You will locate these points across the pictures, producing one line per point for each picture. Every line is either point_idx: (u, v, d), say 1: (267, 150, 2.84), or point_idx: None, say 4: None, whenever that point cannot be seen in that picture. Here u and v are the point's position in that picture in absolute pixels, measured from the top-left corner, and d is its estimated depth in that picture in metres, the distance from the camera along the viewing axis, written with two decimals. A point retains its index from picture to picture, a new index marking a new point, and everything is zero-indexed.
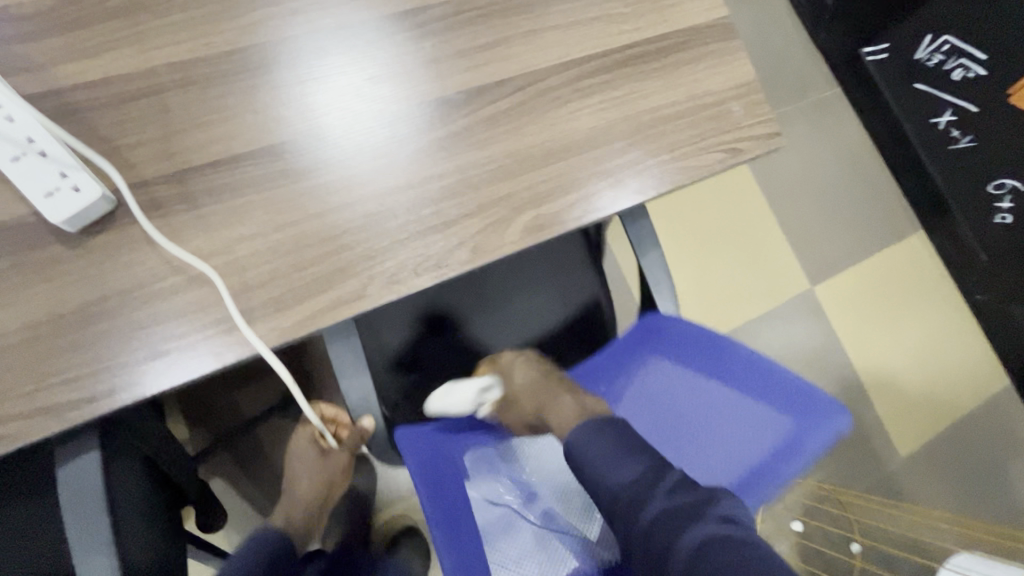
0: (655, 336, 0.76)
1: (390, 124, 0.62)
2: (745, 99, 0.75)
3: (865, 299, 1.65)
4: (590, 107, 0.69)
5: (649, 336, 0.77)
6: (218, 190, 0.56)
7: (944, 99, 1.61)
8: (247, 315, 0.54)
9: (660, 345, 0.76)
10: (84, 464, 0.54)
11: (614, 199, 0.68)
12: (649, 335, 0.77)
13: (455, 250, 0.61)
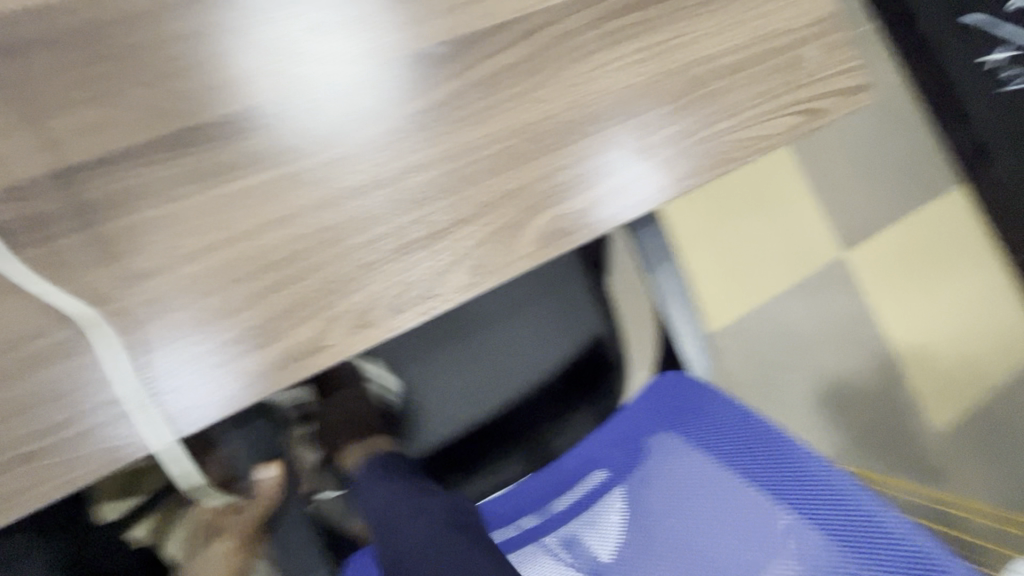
0: (691, 412, 0.57)
1: (347, 95, 0.44)
2: (821, 39, 0.57)
3: (901, 264, 1.49)
4: (624, 57, 0.51)
5: (682, 407, 0.58)
6: (100, 204, 0.39)
7: (1002, 32, 1.35)
8: (153, 385, 0.38)
9: (695, 423, 0.56)
10: None
11: (662, 183, 0.50)
12: (682, 406, 0.59)
13: (448, 270, 0.43)
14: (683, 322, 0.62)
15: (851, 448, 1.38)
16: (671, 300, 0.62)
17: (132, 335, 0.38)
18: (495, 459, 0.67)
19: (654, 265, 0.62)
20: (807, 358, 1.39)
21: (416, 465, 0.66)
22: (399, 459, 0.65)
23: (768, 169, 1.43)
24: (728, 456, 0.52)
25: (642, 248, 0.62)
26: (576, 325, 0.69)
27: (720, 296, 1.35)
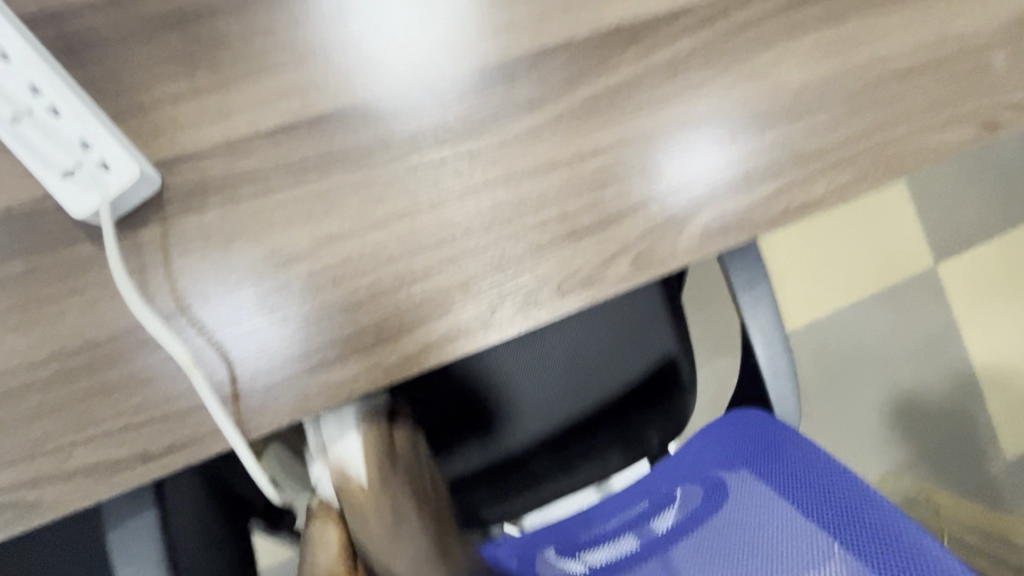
0: (774, 455, 0.51)
1: (530, 73, 0.44)
2: (1011, 49, 0.53)
3: (995, 283, 1.41)
4: (802, 52, 0.48)
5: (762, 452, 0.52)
6: (300, 164, 0.40)
7: None
8: (336, 346, 0.40)
9: (762, 448, 0.52)
10: (133, 530, 0.41)
11: (830, 188, 0.48)
12: (754, 442, 0.53)
13: (612, 258, 0.44)
14: (779, 369, 0.57)
15: (915, 464, 1.34)
16: (765, 349, 0.57)
17: (233, 331, 0.39)
18: (562, 469, 0.65)
19: (754, 315, 0.57)
20: (881, 368, 1.35)
21: (480, 471, 0.64)
22: (460, 467, 0.64)
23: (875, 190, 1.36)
24: (804, 498, 0.47)
25: (739, 300, 0.58)
26: (646, 343, 0.66)
27: (798, 300, 1.32)
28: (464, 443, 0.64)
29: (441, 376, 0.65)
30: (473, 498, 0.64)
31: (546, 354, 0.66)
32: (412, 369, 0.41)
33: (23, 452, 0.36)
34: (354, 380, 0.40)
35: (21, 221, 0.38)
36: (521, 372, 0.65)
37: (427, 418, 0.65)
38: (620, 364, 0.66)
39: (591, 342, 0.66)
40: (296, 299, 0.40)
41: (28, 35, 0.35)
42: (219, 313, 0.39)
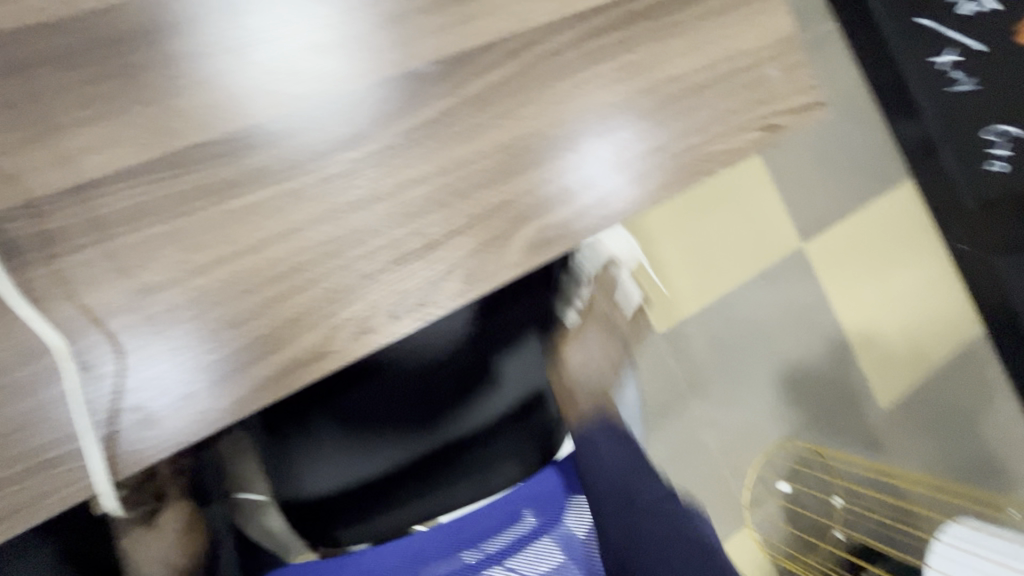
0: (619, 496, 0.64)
1: (346, 112, 0.46)
2: (784, 62, 0.61)
3: (854, 254, 1.59)
4: (603, 77, 0.54)
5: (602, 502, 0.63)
6: (110, 218, 0.40)
7: (950, 37, 1.46)
8: (165, 394, 0.40)
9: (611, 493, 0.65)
10: None
11: (640, 195, 0.54)
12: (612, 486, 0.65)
13: (443, 278, 0.47)
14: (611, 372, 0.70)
15: (805, 426, 1.48)
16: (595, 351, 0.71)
17: (145, 371, 0.40)
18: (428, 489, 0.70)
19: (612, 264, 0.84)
20: (768, 343, 1.48)
21: (343, 489, 0.69)
22: (364, 474, 0.69)
23: (744, 179, 1.50)
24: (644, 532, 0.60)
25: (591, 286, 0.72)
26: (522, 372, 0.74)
27: (688, 287, 1.42)
28: (331, 460, 0.69)
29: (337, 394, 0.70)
30: (333, 514, 0.69)
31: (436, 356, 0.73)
32: (255, 406, 0.42)
33: None
34: (190, 426, 0.41)
35: None
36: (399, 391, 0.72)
37: (299, 436, 0.69)
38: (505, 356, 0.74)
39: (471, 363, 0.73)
40: (106, 353, 0.40)
41: None
42: (21, 384, 0.38)
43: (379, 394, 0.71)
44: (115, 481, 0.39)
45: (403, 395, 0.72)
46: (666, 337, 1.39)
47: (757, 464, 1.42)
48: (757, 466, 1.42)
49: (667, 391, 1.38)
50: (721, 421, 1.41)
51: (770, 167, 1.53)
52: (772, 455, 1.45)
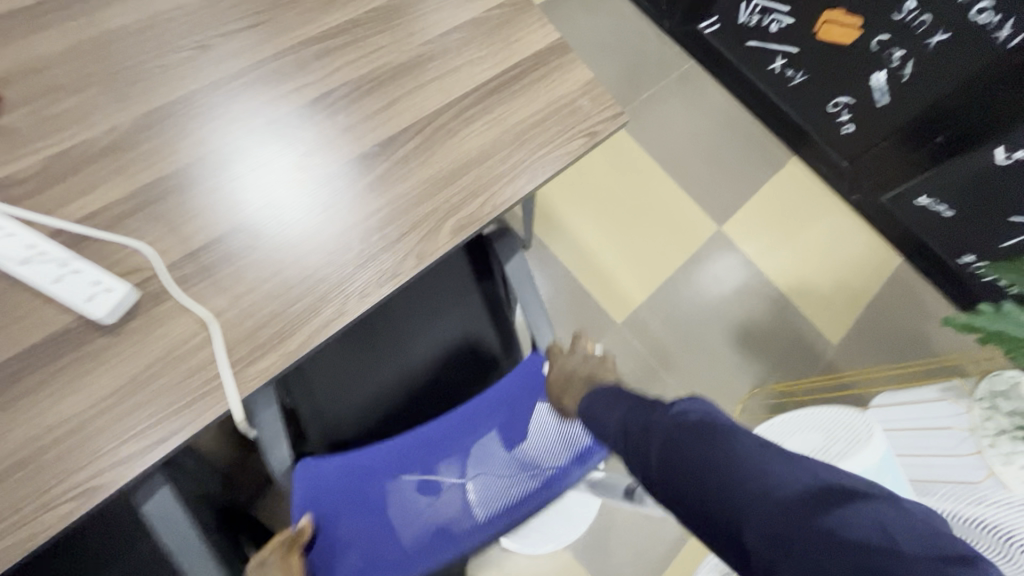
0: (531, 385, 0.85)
1: (329, 181, 0.80)
2: (590, 94, 0.97)
3: (766, 224, 1.91)
4: (475, 129, 0.89)
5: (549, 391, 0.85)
6: (214, 262, 0.73)
7: (772, 48, 1.88)
8: (259, 349, 0.70)
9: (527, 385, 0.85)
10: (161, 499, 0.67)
11: (516, 190, 0.87)
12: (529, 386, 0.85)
13: (405, 259, 0.79)
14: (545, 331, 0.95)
15: (768, 373, 1.72)
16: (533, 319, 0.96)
17: (243, 339, 0.70)
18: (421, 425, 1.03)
19: None
20: (716, 311, 1.75)
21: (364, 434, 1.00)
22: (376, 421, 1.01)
23: (656, 188, 1.86)
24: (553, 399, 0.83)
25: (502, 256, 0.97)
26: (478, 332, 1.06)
27: (633, 283, 1.72)
28: (352, 416, 1.00)
29: (353, 363, 1.02)
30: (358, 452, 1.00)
31: (414, 332, 1.05)
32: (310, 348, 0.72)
33: (90, 460, 0.62)
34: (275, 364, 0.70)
35: (56, 337, 0.66)
36: (395, 358, 1.04)
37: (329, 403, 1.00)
38: (464, 324, 1.06)
39: (443, 330, 1.05)
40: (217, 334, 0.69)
41: (50, 233, 0.67)
42: (179, 356, 0.68)
43: (380, 361, 1.03)
44: (240, 399, 0.68)
45: (397, 359, 1.04)
46: (627, 326, 1.67)
47: (737, 413, 1.64)
48: (737, 415, 1.64)
49: (640, 368, 1.63)
50: (694, 384, 1.65)
51: (672, 175, 1.90)
52: (748, 402, 1.66)
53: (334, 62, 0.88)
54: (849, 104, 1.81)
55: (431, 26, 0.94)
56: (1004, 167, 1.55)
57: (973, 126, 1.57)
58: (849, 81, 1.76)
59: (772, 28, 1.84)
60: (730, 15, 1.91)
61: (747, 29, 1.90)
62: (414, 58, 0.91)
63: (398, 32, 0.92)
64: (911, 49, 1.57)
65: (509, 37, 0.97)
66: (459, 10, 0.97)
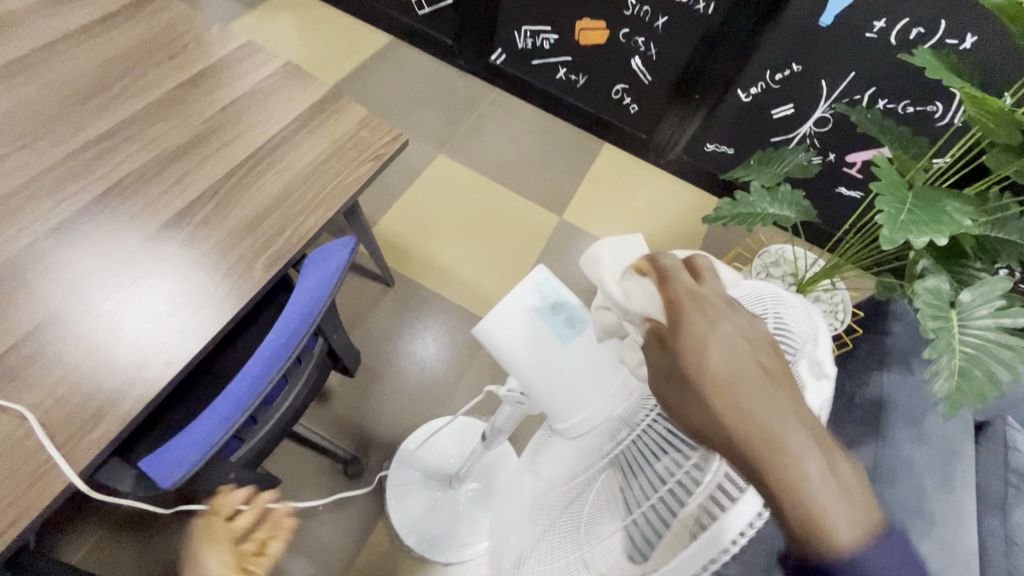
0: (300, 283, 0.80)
1: (131, 259, 0.86)
2: (369, 126, 1.11)
3: (599, 203, 2.17)
4: (267, 180, 0.99)
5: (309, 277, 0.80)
6: (25, 361, 0.75)
7: (551, 62, 2.20)
8: (86, 423, 0.73)
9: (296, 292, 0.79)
10: None
11: (318, 218, 0.98)
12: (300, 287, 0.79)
13: (224, 303, 0.86)
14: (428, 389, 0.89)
15: None
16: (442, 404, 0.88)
17: (67, 420, 0.72)
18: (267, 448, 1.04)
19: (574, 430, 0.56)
20: (579, 287, 1.93)
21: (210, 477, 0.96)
22: None
23: (495, 201, 2.06)
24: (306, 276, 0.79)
25: None
26: None
27: (499, 286, 1.87)
28: None
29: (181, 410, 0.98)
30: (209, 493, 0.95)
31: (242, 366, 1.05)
32: (141, 407, 0.75)
33: None
34: (105, 431, 0.72)
35: None
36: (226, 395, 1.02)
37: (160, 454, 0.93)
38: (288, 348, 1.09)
39: None
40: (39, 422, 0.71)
41: None
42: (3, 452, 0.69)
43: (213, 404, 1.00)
44: (76, 473, 0.69)
45: None
46: None
47: None
48: None
49: None
50: None
51: (506, 186, 2.11)
52: None
53: (116, 157, 0.95)
54: (626, 89, 2.14)
55: (208, 108, 1.05)
56: (749, 104, 1.94)
57: (716, 78, 1.92)
58: (617, 71, 2.09)
59: (545, 47, 2.16)
60: (511, 46, 2.22)
61: (526, 53, 2.21)
62: (197, 135, 1.01)
63: (176, 119, 1.02)
64: (647, 34, 1.92)
65: (284, 99, 1.10)
66: (235, 89, 1.09)
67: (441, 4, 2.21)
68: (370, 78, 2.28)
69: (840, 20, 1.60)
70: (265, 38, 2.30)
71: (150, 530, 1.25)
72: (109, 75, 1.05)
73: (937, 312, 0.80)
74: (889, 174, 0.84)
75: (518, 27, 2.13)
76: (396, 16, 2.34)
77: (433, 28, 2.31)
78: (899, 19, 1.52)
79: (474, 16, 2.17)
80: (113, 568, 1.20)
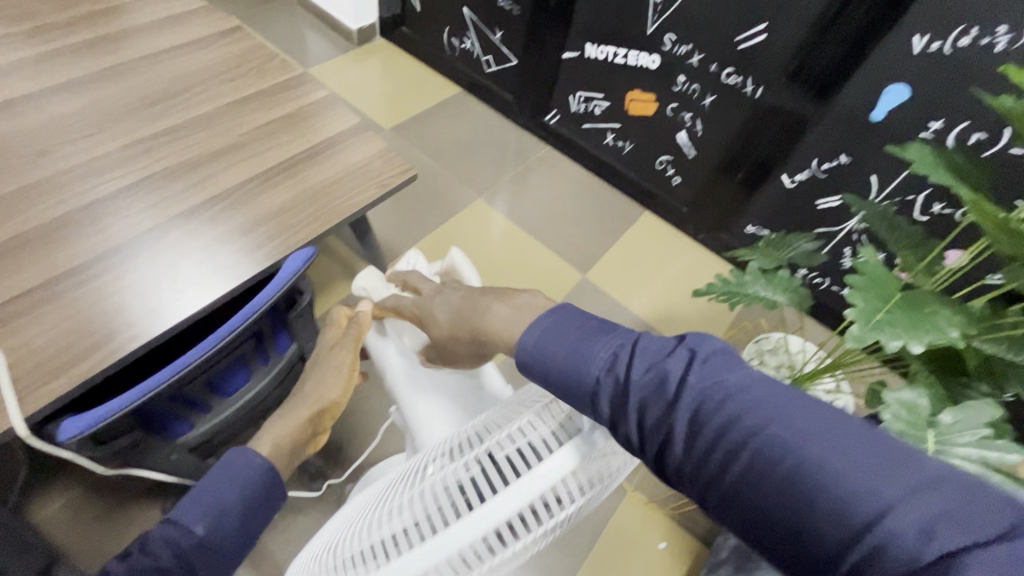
0: None
1: (137, 239, 0.96)
2: (384, 158, 1.20)
3: (626, 267, 2.14)
4: (277, 191, 1.09)
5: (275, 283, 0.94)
6: (20, 310, 0.85)
7: (601, 127, 2.26)
8: (47, 373, 0.80)
9: None
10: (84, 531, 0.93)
11: (311, 231, 1.05)
12: None
13: (203, 291, 0.94)
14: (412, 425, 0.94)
15: None
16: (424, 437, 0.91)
17: (33, 367, 0.80)
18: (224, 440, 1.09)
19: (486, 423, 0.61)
20: None
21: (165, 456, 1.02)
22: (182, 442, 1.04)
23: (521, 250, 2.10)
24: None
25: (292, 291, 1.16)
26: None
27: None
28: None
29: None
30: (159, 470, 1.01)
31: None
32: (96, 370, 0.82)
33: None
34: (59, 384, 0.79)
35: None
36: None
37: None
38: None
39: None
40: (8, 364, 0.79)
41: None
42: None
43: None
44: (20, 417, 0.75)
45: None
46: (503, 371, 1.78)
47: None
48: None
49: None
50: None
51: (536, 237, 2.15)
52: None
53: (156, 153, 1.09)
54: (670, 161, 2.14)
55: (247, 123, 1.18)
56: (793, 190, 1.87)
57: (760, 161, 1.89)
58: (663, 142, 2.11)
59: (596, 113, 2.23)
60: (565, 107, 2.31)
61: (578, 115, 2.29)
62: (230, 144, 1.14)
63: (218, 129, 1.16)
64: (695, 110, 1.94)
65: (315, 124, 1.22)
66: (275, 110, 1.22)
67: (507, 64, 2.37)
68: (431, 122, 2.45)
69: (892, 117, 1.54)
70: (348, 77, 2.55)
71: (116, 502, 1.32)
72: (176, 87, 1.21)
73: (907, 429, 0.71)
74: (874, 269, 0.78)
75: (573, 91, 2.23)
76: (466, 70, 2.52)
77: (498, 84, 2.46)
78: (956, 122, 1.44)
79: (534, 77, 2.30)
80: (75, 529, 1.27)
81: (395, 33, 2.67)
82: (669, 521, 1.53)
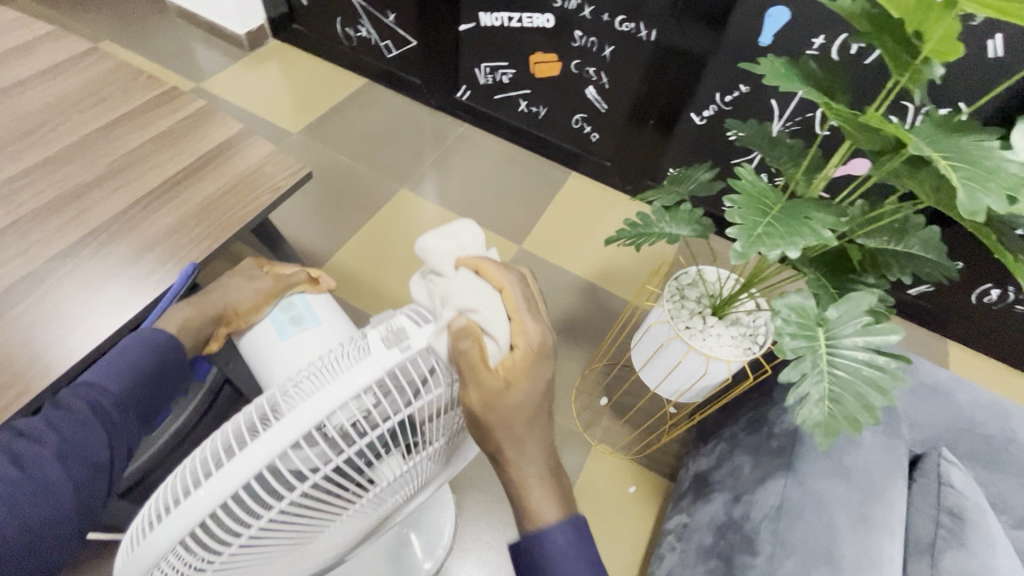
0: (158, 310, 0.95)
1: (14, 290, 0.90)
2: (273, 161, 1.15)
3: (561, 230, 2.15)
4: (161, 214, 1.03)
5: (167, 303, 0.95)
6: None
7: (512, 96, 2.24)
8: None
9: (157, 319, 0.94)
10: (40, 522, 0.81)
11: (205, 249, 1.01)
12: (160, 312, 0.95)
13: (96, 330, 0.89)
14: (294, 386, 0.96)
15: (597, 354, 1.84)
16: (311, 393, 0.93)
17: None
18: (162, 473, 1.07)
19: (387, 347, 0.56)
20: None
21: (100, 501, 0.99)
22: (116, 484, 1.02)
23: None
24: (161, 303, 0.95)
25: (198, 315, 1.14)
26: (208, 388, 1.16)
27: None
28: None
29: None
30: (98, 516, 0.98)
31: None
32: None
33: None
34: None
35: None
36: None
37: None
38: None
39: None
40: None
41: None
42: None
43: None
44: None
45: None
46: None
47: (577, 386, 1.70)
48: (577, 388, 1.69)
49: None
50: None
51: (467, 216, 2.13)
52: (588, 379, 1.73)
53: (20, 196, 1.01)
54: (585, 118, 2.15)
55: (118, 148, 1.11)
56: (704, 127, 1.91)
57: (667, 104, 1.91)
58: (574, 101, 2.11)
59: (505, 82, 2.20)
60: (473, 82, 2.27)
61: (488, 87, 2.26)
62: (103, 174, 1.07)
63: (86, 159, 1.08)
64: (597, 63, 1.94)
65: (194, 138, 1.15)
66: (148, 129, 1.15)
67: (407, 46, 2.30)
68: (342, 118, 2.37)
69: (779, 40, 1.57)
70: (245, 85, 2.43)
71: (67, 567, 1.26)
72: (33, 122, 1.13)
73: (799, 330, 0.73)
74: (750, 186, 0.80)
75: (478, 63, 2.19)
76: (368, 58, 2.44)
77: (402, 68, 2.39)
78: (837, 35, 1.49)
79: (437, 56, 2.25)
80: None
81: (287, 31, 2.55)
82: (636, 464, 1.57)
